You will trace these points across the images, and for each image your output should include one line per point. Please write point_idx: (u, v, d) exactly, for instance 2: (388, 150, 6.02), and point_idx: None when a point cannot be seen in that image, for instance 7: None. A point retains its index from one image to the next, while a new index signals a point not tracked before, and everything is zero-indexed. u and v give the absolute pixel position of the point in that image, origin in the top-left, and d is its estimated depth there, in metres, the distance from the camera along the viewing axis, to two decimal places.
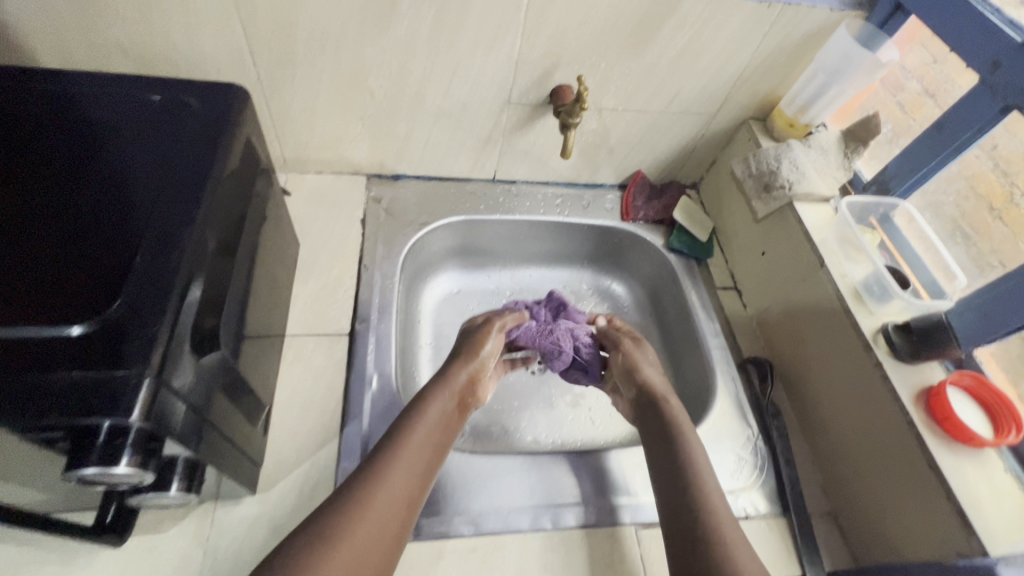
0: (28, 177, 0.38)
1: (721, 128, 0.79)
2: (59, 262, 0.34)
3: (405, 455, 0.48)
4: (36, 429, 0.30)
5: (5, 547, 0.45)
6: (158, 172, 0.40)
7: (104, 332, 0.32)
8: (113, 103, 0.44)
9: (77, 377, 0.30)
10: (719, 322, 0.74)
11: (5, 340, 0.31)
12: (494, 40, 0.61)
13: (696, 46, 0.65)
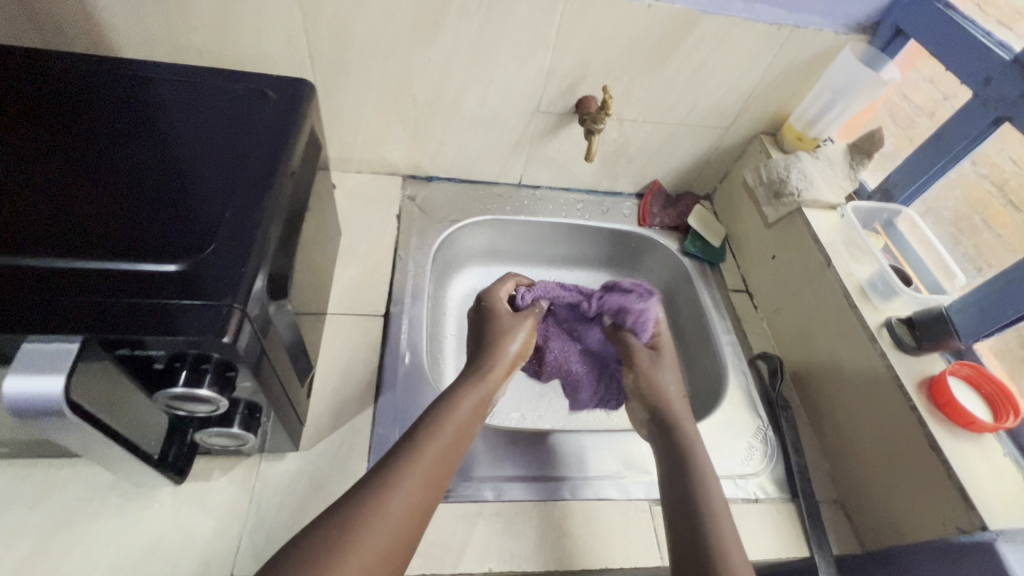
0: (134, 147, 0.45)
1: (734, 142, 0.84)
2: (162, 214, 0.40)
3: (431, 449, 0.48)
4: (141, 349, 0.35)
5: (75, 483, 0.49)
6: (242, 149, 0.46)
7: (201, 270, 0.37)
8: (203, 92, 0.51)
9: (180, 304, 0.36)
10: (731, 321, 0.78)
11: (121, 272, 0.36)
12: (527, 53, 0.68)
13: (711, 63, 0.72)
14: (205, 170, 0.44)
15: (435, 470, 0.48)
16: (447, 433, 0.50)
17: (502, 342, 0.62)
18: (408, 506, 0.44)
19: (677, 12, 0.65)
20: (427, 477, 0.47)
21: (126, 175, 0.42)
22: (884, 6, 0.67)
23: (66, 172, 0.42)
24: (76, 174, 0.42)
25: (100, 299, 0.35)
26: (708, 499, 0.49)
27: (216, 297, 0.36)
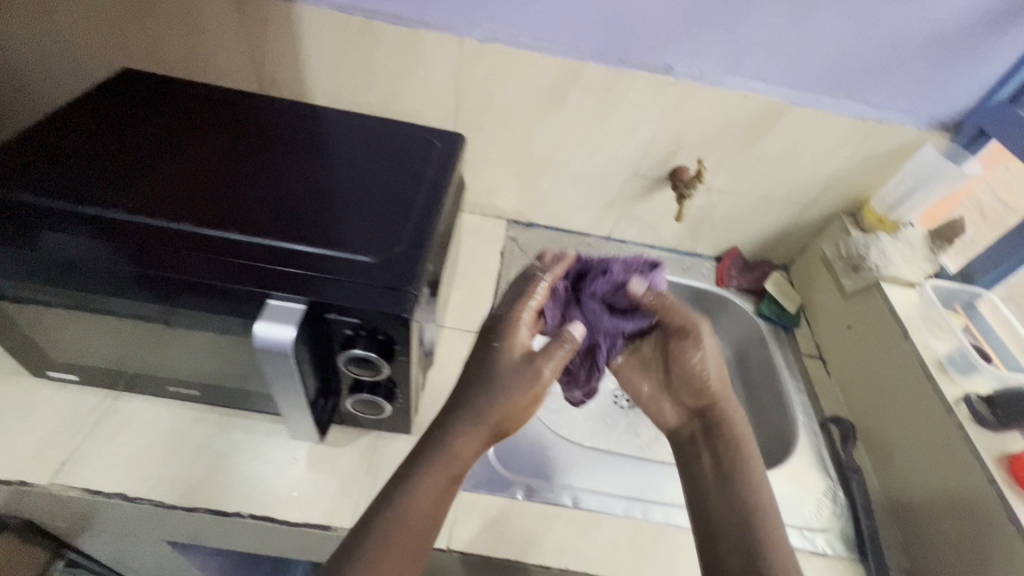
0: (343, 173, 0.60)
1: (814, 218, 0.91)
2: (361, 221, 0.54)
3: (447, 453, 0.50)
4: (344, 315, 0.47)
5: (238, 430, 0.61)
6: (418, 181, 0.60)
7: (393, 265, 0.50)
8: (388, 136, 0.66)
9: (379, 288, 0.48)
10: (803, 383, 0.82)
11: (339, 259, 0.50)
12: (634, 127, 0.80)
13: (796, 147, 0.80)
14: (383, 196, 0.58)
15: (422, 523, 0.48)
16: (436, 481, 0.49)
17: (519, 374, 0.52)
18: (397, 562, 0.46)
19: (769, 102, 0.76)
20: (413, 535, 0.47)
21: (326, 195, 0.57)
22: (967, 109, 0.74)
23: (281, 189, 0.57)
24: (286, 191, 0.57)
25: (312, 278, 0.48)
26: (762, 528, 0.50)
27: (397, 287, 0.48)
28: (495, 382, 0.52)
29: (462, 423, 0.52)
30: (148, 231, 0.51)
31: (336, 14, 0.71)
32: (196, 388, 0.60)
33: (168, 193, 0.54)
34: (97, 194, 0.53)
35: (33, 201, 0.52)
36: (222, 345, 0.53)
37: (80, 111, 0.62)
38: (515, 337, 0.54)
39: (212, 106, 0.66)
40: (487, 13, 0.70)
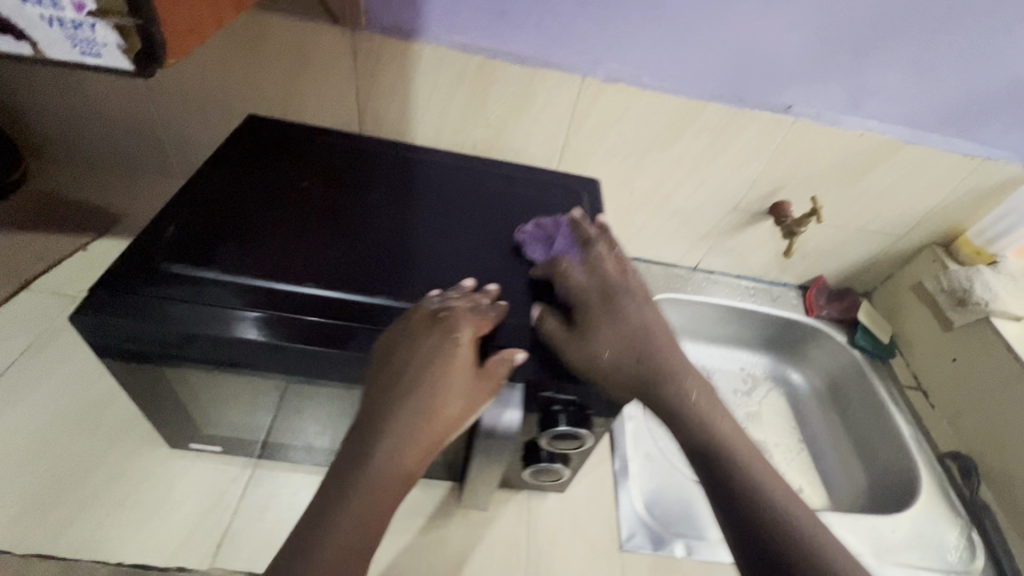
0: (497, 228, 0.58)
1: (904, 249, 0.91)
2: (536, 287, 0.53)
3: (405, 446, 0.43)
4: (554, 392, 0.45)
5: None
6: None
7: (588, 337, 0.49)
8: (528, 185, 0.64)
9: (585, 362, 0.47)
10: (911, 418, 0.83)
11: (533, 330, 0.48)
12: (744, 165, 0.80)
13: (901, 182, 0.81)
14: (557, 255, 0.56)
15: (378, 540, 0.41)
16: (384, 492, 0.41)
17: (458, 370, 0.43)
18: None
19: (883, 140, 0.76)
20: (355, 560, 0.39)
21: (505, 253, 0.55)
22: None
23: (460, 249, 0.54)
24: (467, 251, 0.54)
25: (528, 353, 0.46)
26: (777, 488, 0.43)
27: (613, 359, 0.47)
28: (410, 374, 0.43)
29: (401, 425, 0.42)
30: (337, 310, 0.45)
31: (457, 54, 0.69)
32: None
33: (283, 248, 0.48)
34: (285, 256, 0.48)
35: (218, 274, 0.45)
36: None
37: (225, 152, 0.56)
38: (458, 337, 0.44)
39: (296, 140, 0.59)
40: (613, 53, 0.69)
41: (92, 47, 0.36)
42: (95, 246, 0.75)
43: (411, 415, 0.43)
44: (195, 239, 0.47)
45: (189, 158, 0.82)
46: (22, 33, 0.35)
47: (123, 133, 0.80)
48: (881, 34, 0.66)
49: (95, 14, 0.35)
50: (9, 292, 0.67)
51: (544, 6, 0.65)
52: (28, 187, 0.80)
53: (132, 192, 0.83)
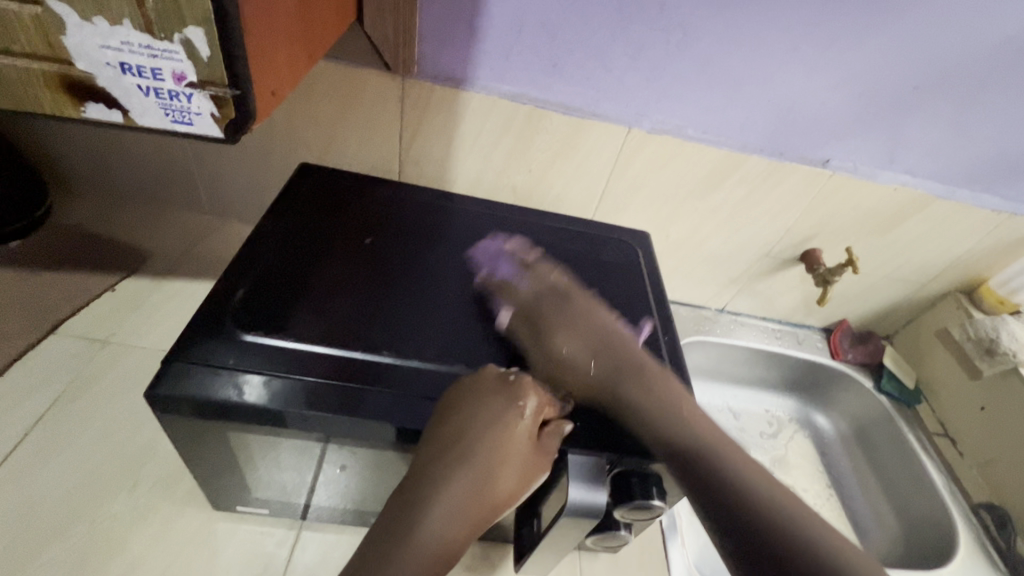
0: (552, 286, 0.57)
1: (927, 296, 0.92)
2: (597, 351, 0.52)
3: (455, 505, 0.39)
4: (631, 465, 0.44)
5: None
6: (631, 296, 0.58)
7: None
8: (578, 239, 0.64)
9: (657, 433, 0.46)
10: (941, 466, 0.84)
11: (601, 398, 0.48)
12: (779, 214, 0.81)
13: (929, 234, 0.82)
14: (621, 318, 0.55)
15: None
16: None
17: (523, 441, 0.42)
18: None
19: (916, 195, 0.77)
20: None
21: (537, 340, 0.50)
22: None
23: (526, 311, 0.53)
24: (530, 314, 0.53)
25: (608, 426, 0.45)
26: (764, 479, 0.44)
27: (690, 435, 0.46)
28: (468, 444, 0.40)
29: (451, 499, 0.39)
30: (402, 378, 0.44)
31: (505, 102, 0.69)
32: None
33: (346, 309, 0.47)
34: (357, 324, 0.46)
35: (295, 343, 0.43)
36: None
37: (285, 210, 0.55)
38: (522, 406, 0.42)
39: (352, 194, 0.59)
40: (660, 106, 0.69)
41: (185, 115, 0.35)
42: (124, 287, 0.73)
43: (465, 485, 0.40)
44: (267, 304, 0.45)
45: (221, 196, 0.81)
46: (116, 101, 0.34)
47: (155, 171, 0.78)
48: (922, 98, 0.67)
49: (195, 85, 0.34)
50: (39, 337, 0.64)
51: (595, 61, 0.65)
52: (51, 225, 0.78)
53: (160, 228, 0.81)
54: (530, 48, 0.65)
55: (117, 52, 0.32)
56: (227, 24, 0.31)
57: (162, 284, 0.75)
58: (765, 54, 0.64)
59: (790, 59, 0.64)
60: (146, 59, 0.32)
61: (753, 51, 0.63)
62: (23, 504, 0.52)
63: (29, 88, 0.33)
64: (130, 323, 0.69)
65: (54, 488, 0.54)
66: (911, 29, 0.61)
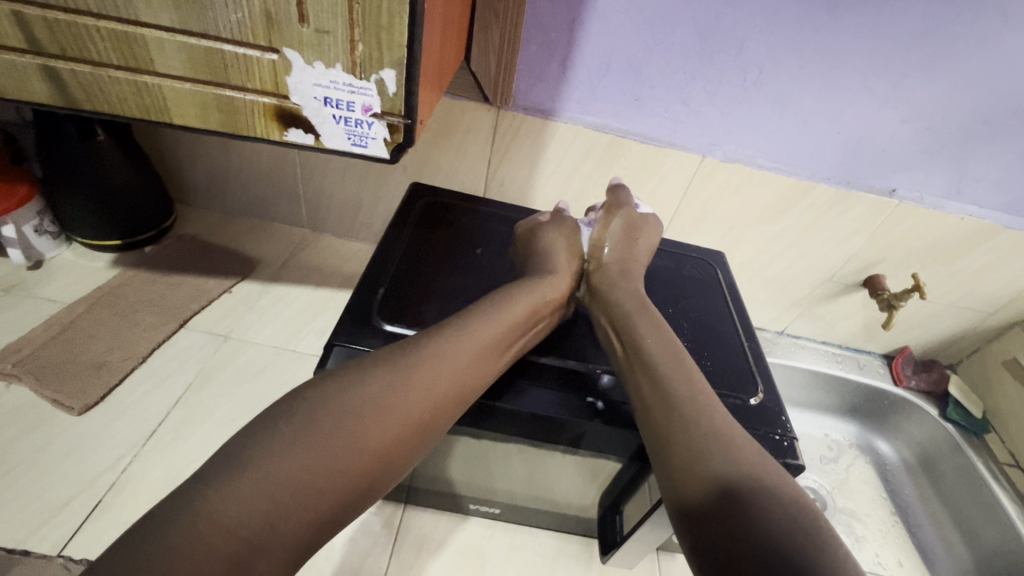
0: None
1: (992, 326, 0.93)
2: None
3: (502, 319, 0.49)
4: None
5: (532, 552, 0.62)
6: (712, 312, 0.63)
7: (747, 411, 0.51)
8: (660, 258, 0.69)
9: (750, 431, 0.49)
10: (1013, 494, 0.83)
11: None
12: (844, 240, 0.84)
13: (996, 264, 0.84)
14: (704, 327, 0.60)
15: (427, 415, 0.43)
16: (460, 367, 0.45)
17: (544, 293, 0.54)
18: (321, 484, 0.37)
19: (983, 226, 0.79)
20: (380, 426, 0.41)
21: None
22: None
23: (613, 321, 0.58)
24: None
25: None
26: (730, 452, 0.41)
27: (783, 435, 0.49)
28: (507, 291, 0.53)
29: (488, 318, 0.49)
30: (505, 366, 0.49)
31: (589, 132, 0.76)
32: (498, 506, 0.61)
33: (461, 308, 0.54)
34: None
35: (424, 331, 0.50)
36: (579, 469, 0.53)
37: (403, 222, 0.62)
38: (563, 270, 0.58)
39: (457, 211, 0.66)
40: (732, 137, 0.75)
41: (363, 139, 0.43)
42: (239, 289, 0.82)
43: (499, 311, 0.50)
44: (399, 301, 0.52)
45: (320, 211, 0.89)
46: (312, 127, 0.42)
47: (265, 187, 0.87)
48: (990, 132, 0.70)
49: (377, 115, 0.41)
50: (171, 330, 0.73)
51: (675, 95, 0.72)
52: (175, 233, 0.87)
53: (266, 239, 0.90)
54: (615, 84, 0.71)
55: (324, 88, 0.40)
56: (413, 68, 0.39)
57: (270, 288, 0.83)
58: (838, 90, 0.69)
59: (862, 95, 0.69)
60: (345, 94, 0.40)
61: (827, 86, 0.68)
62: (169, 474, 0.60)
63: (249, 115, 0.41)
64: (245, 321, 0.77)
65: (194, 462, 0.61)
66: (980, 68, 0.65)
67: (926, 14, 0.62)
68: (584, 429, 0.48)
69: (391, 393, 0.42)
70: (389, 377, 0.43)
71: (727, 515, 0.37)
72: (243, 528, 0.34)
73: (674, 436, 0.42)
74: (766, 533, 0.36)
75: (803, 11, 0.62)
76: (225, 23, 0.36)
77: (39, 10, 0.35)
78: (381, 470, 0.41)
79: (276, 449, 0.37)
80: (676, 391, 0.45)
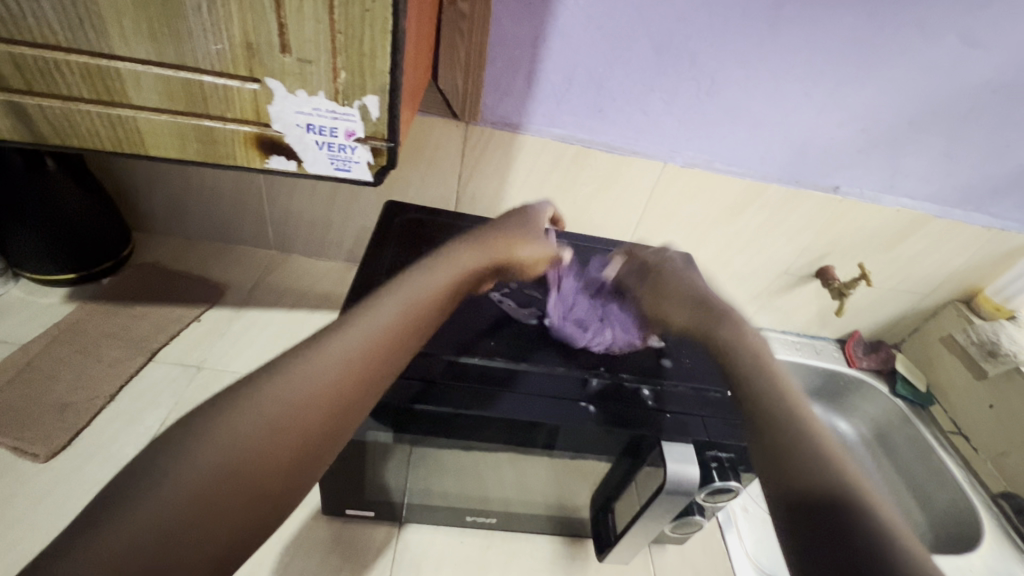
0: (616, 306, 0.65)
1: (929, 306, 1.01)
2: (669, 359, 0.59)
3: (415, 296, 0.46)
4: (712, 449, 0.51)
5: (529, 557, 0.63)
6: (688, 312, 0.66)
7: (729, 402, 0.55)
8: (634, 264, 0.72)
9: (730, 422, 0.53)
10: (957, 460, 0.92)
11: (684, 398, 0.55)
12: (796, 235, 0.90)
13: (929, 250, 0.92)
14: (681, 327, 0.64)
15: (349, 398, 0.39)
16: (378, 346, 0.42)
17: (460, 265, 0.51)
18: (217, 508, 0.32)
19: (916, 215, 0.87)
20: (293, 419, 0.36)
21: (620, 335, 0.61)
22: None
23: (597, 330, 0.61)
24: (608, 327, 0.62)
25: (691, 416, 0.53)
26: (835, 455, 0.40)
27: None
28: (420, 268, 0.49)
29: (403, 294, 0.46)
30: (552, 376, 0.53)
31: (556, 144, 0.78)
32: (493, 516, 0.62)
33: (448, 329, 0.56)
34: (459, 342, 0.55)
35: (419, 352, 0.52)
36: (575, 471, 0.55)
37: (382, 245, 0.63)
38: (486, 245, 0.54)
39: (437, 231, 0.68)
40: (690, 143, 0.79)
41: (346, 164, 0.43)
42: (209, 316, 0.79)
43: (410, 287, 0.46)
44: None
45: (288, 232, 0.88)
46: (294, 154, 0.42)
47: (229, 211, 0.85)
48: (915, 131, 0.77)
49: (360, 140, 0.42)
50: (140, 364, 0.70)
51: (635, 106, 0.75)
52: (135, 262, 0.84)
53: (233, 264, 0.88)
54: (578, 97, 0.74)
55: (306, 116, 0.40)
56: (395, 92, 0.39)
57: (241, 313, 0.81)
58: (783, 97, 0.74)
59: (803, 101, 0.74)
60: (328, 120, 0.40)
61: (773, 93, 0.73)
62: None
63: (229, 144, 0.41)
64: (218, 348, 0.75)
65: None
66: (904, 74, 0.71)
67: (855, 27, 0.67)
68: (580, 432, 0.50)
69: (302, 382, 0.37)
70: (295, 367, 0.38)
71: (824, 514, 0.36)
72: (142, 548, 0.29)
73: (770, 439, 0.42)
74: (863, 529, 0.34)
75: (747, 26, 0.67)
76: (206, 55, 0.36)
77: (4, 46, 0.34)
78: (297, 468, 0.36)
79: (181, 463, 0.32)
80: (772, 398, 0.45)
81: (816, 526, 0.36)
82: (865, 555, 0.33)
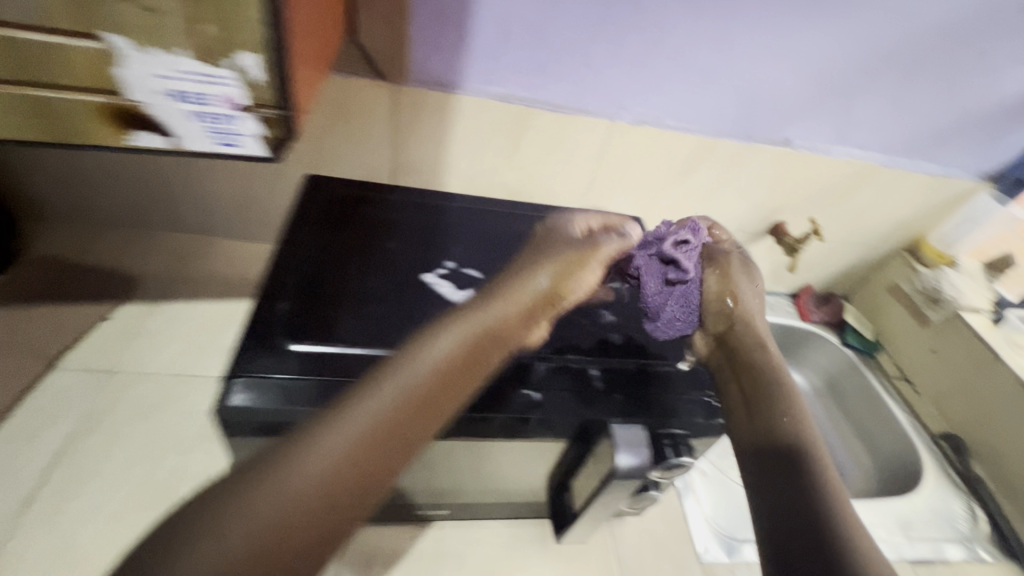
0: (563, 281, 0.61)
1: (877, 256, 1.02)
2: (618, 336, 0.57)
3: (421, 365, 0.38)
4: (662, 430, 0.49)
5: (486, 544, 0.61)
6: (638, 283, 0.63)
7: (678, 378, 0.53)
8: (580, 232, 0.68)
9: (679, 400, 0.52)
10: (903, 405, 0.94)
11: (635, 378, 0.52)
12: (749, 192, 0.88)
13: (878, 201, 0.92)
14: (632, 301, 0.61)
15: (344, 502, 0.31)
16: (380, 429, 0.34)
17: (483, 319, 0.42)
18: None
19: (865, 166, 0.86)
20: (268, 545, 0.28)
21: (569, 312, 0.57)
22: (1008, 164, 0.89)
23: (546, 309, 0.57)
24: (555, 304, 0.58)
25: (638, 395, 0.51)
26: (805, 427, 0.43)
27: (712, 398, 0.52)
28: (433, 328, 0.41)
29: (409, 367, 0.37)
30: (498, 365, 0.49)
31: (496, 104, 0.72)
32: (446, 507, 0.59)
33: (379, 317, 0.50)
34: (391, 330, 0.50)
35: (345, 346, 0.47)
36: (531, 456, 0.53)
37: (305, 226, 0.57)
38: (524, 281, 0.45)
39: (364, 208, 0.61)
40: (639, 99, 0.74)
41: (231, 137, 0.37)
42: (121, 313, 0.71)
43: (416, 357, 0.38)
44: (305, 316, 0.48)
45: (207, 215, 0.79)
46: (158, 127, 0.35)
47: (133, 194, 0.75)
48: (866, 79, 0.75)
49: (245, 109, 0.35)
50: (38, 374, 0.62)
51: (578, 59, 0.69)
52: (28, 257, 0.74)
53: (146, 253, 0.79)
54: (515, 51, 0.67)
55: (168, 80, 0.33)
56: (282, 53, 0.33)
57: (159, 308, 0.73)
58: (734, 45, 0.69)
59: (755, 49, 0.70)
60: (199, 85, 0.33)
61: (723, 42, 0.69)
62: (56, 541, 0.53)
63: (75, 119, 0.33)
64: (133, 350, 0.68)
65: (85, 526, 0.55)
66: (856, 17, 0.68)
67: None
68: (527, 422, 0.47)
69: (282, 492, 0.29)
70: (276, 473, 0.30)
71: (781, 475, 0.39)
72: None
73: (750, 400, 0.46)
74: (811, 495, 0.37)
75: None
76: (20, 2, 0.29)
77: None
78: None
79: None
80: (764, 365, 0.48)
81: (772, 484, 0.39)
82: (799, 513, 0.36)
